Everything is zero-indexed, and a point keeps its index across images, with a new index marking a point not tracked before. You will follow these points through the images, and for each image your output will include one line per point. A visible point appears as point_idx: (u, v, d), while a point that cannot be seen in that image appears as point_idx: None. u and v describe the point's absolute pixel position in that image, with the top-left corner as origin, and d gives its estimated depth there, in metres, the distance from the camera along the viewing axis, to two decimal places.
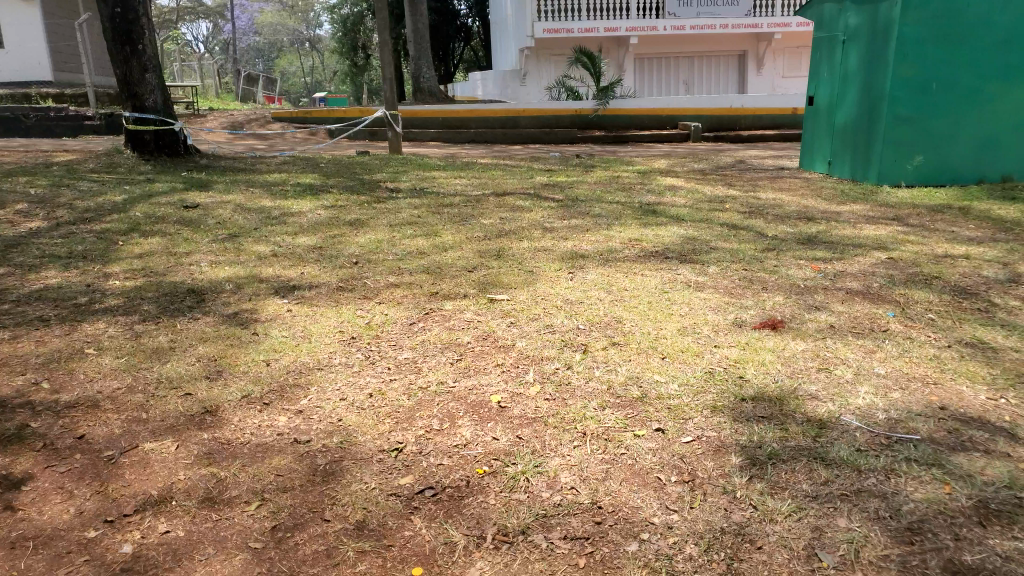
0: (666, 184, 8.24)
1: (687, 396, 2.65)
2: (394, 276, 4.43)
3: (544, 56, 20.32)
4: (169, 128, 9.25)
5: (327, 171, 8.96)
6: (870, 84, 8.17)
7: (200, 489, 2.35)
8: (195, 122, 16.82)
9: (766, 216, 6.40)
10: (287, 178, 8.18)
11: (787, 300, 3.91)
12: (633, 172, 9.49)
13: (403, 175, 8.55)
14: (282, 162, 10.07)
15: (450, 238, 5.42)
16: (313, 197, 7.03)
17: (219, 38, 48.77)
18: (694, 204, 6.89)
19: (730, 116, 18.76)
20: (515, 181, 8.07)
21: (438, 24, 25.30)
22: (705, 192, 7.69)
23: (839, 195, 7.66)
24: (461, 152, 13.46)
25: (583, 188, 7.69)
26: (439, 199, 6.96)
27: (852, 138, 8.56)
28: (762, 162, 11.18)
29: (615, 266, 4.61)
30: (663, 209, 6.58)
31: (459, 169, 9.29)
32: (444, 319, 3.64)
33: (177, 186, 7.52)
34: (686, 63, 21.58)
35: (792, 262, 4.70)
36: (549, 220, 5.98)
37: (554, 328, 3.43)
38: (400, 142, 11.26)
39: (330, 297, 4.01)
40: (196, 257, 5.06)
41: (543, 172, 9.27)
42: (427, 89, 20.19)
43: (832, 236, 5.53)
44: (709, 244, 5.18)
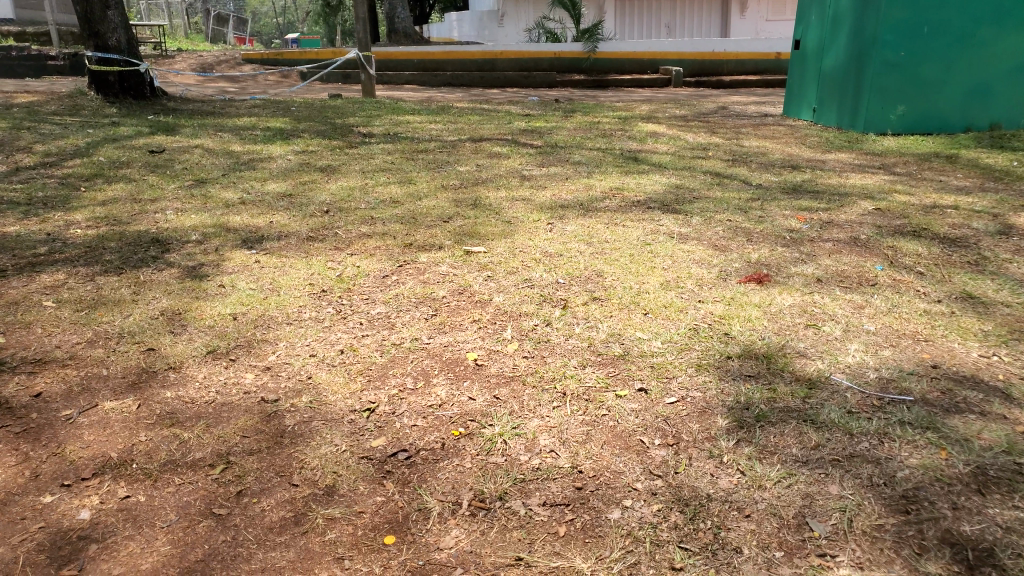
0: (649, 130, 8.01)
1: (671, 354, 2.55)
2: (367, 225, 4.24)
3: None
4: (135, 70, 8.76)
5: (299, 115, 8.61)
6: (859, 28, 7.95)
7: (162, 451, 2.09)
8: (162, 63, 16.17)
9: (750, 164, 6.27)
10: (257, 122, 7.84)
11: (773, 252, 3.79)
12: (614, 118, 9.25)
13: (377, 120, 8.25)
14: (252, 104, 9.67)
15: (426, 186, 5.22)
16: (283, 142, 6.73)
17: None
18: (677, 152, 6.71)
19: (713, 62, 18.44)
20: (493, 127, 7.83)
21: None
22: (689, 139, 7.49)
23: (825, 143, 7.49)
24: (438, 95, 13.08)
25: (563, 134, 7.48)
26: (414, 145, 6.72)
27: (839, 85, 8.40)
28: (745, 108, 10.98)
29: (596, 216, 4.46)
30: (645, 157, 6.42)
31: (435, 113, 8.98)
32: (419, 273, 3.48)
33: (141, 129, 7.15)
34: (669, 6, 21.09)
35: (778, 212, 4.57)
36: (528, 168, 5.80)
37: (533, 283, 3.29)
38: (375, 85, 10.88)
39: (299, 247, 3.82)
40: (159, 202, 4.72)
41: (522, 117, 9.00)
42: (403, 31, 19.51)
43: (818, 185, 5.41)
44: (693, 193, 5.02)
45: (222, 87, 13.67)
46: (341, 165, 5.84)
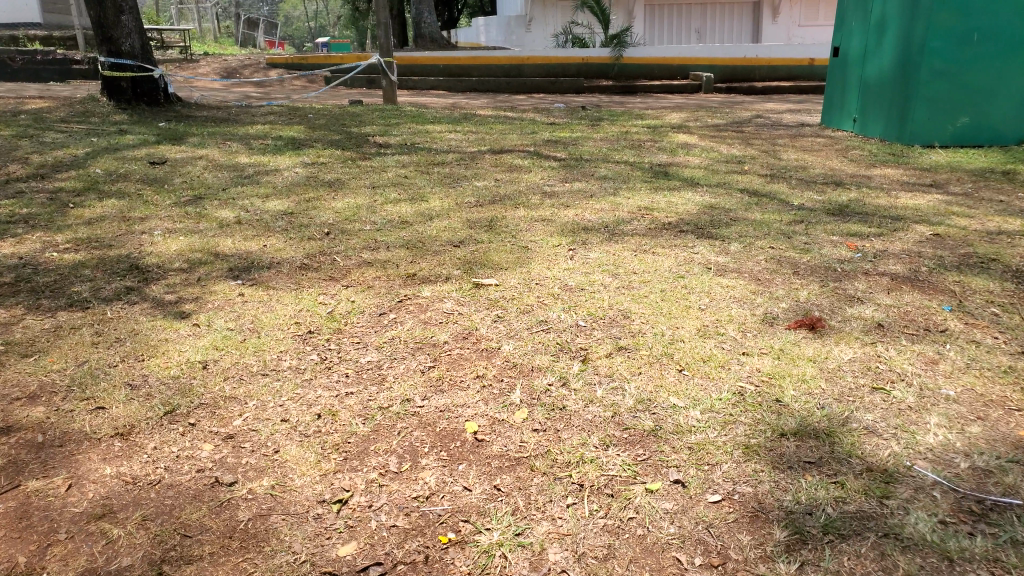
0: (680, 141, 7.54)
1: (713, 431, 2.11)
2: (369, 251, 3.83)
3: (550, 1, 19.18)
4: (147, 75, 8.46)
5: (315, 123, 8.27)
6: (903, 35, 7.42)
7: (81, 557, 1.70)
8: (186, 67, 16.00)
9: (791, 180, 5.78)
10: (269, 131, 7.51)
11: (824, 288, 3.29)
12: (644, 127, 8.77)
13: (395, 128, 7.87)
14: (269, 111, 9.35)
15: (438, 203, 4.83)
16: (293, 152, 6.37)
17: None
18: (711, 165, 6.24)
19: (745, 67, 17.88)
20: (515, 137, 7.42)
21: None
22: (723, 151, 7.02)
23: (871, 157, 6.96)
24: (462, 102, 12.72)
25: (589, 145, 7.06)
26: (430, 157, 6.34)
27: (881, 96, 7.86)
28: (781, 117, 10.43)
29: (621, 241, 4.01)
30: (676, 171, 5.96)
31: (454, 121, 8.60)
32: (419, 310, 3.05)
33: (148, 139, 6.83)
34: (699, 10, 20.51)
35: (824, 238, 4.09)
36: (550, 183, 5.37)
37: (548, 326, 2.84)
38: (395, 91, 10.51)
39: (290, 278, 3.43)
40: (149, 222, 4.34)
41: (547, 126, 8.57)
42: (428, 35, 19.18)
43: (868, 205, 4.92)
44: (730, 215, 4.56)
45: (244, 92, 13.42)
46: (351, 179, 5.47)
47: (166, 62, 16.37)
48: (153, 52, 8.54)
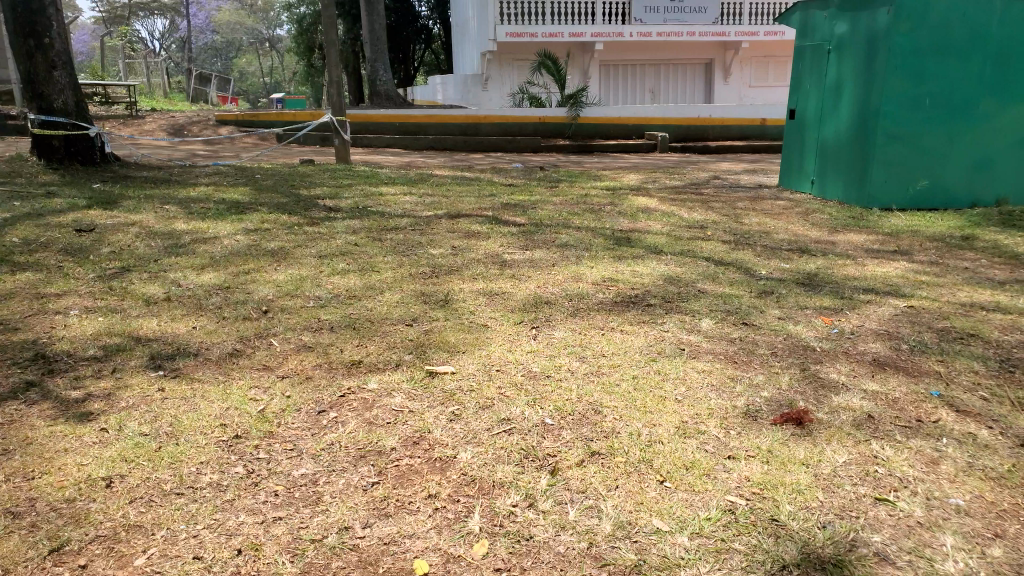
0: (639, 204, 7.42)
1: (705, 566, 1.81)
2: (311, 332, 3.48)
3: (506, 61, 19.55)
4: (82, 133, 8.06)
5: (262, 184, 7.93)
6: (859, 99, 7.53)
7: None
8: (132, 124, 15.55)
9: (755, 247, 5.64)
10: (212, 194, 7.13)
11: (803, 374, 3.06)
12: (602, 189, 8.65)
13: (346, 191, 7.57)
14: (216, 171, 8.99)
15: (389, 274, 4.51)
16: (235, 217, 6.01)
17: (175, 37, 47.34)
18: (673, 231, 6.08)
19: (697, 127, 18.23)
20: (472, 200, 7.19)
21: (399, 26, 24.36)
22: (683, 215, 6.91)
23: (831, 221, 6.93)
24: (417, 162, 12.54)
25: (547, 209, 6.87)
26: (382, 222, 6.05)
27: (838, 157, 7.94)
28: (737, 177, 10.47)
29: (585, 318, 3.73)
30: (637, 237, 5.77)
31: (409, 183, 8.35)
32: (364, 408, 2.70)
33: (78, 202, 6.39)
34: (652, 71, 21.05)
35: (796, 315, 3.90)
36: (509, 252, 5.12)
37: (510, 427, 2.49)
38: (348, 150, 10.23)
39: (220, 369, 3.06)
40: (64, 301, 3.93)
41: (505, 188, 8.39)
42: (384, 92, 19.09)
43: (835, 275, 4.79)
44: (697, 287, 4.35)
45: (191, 150, 13.02)
46: (296, 245, 5.14)
47: (110, 119, 15.88)
48: (87, 108, 8.22)
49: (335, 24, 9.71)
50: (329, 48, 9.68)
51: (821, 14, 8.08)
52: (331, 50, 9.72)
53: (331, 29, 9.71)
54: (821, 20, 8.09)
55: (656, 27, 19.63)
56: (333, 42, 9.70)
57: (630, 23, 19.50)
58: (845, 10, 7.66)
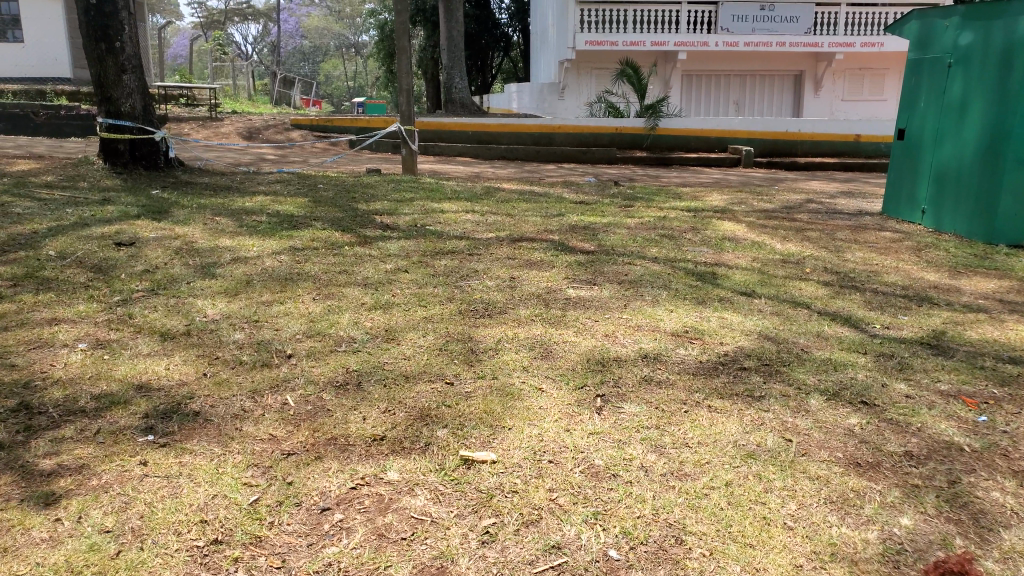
0: (726, 231, 6.65)
1: None
2: (334, 389, 2.92)
3: (585, 70, 18.91)
4: (148, 138, 7.81)
5: (321, 195, 7.54)
6: (985, 118, 6.65)
7: None
8: (210, 126, 15.60)
9: (866, 292, 4.84)
10: (267, 206, 6.75)
11: (947, 495, 2.37)
12: (685, 211, 7.88)
13: (407, 205, 7.07)
14: (279, 179, 8.68)
15: (437, 310, 3.94)
16: (285, 234, 5.59)
17: (265, 41, 48.62)
18: (765, 268, 5.33)
19: (786, 142, 17.23)
20: (539, 220, 6.59)
21: (478, 33, 24.14)
22: (776, 247, 6.12)
23: (951, 259, 6.04)
24: (488, 173, 12.03)
25: (621, 233, 6.22)
26: (438, 244, 5.52)
27: (954, 184, 7.03)
28: (833, 202, 9.52)
29: (668, 384, 3.06)
30: (723, 274, 5.04)
31: (473, 198, 7.81)
32: (378, 510, 2.13)
33: (129, 210, 6.10)
34: (738, 83, 20.00)
35: (928, 392, 3.14)
36: (575, 288, 4.48)
37: (561, 562, 1.95)
38: (416, 161, 9.73)
39: (216, 437, 2.51)
40: (76, 329, 3.45)
41: (577, 206, 7.74)
42: (459, 100, 18.79)
43: (967, 335, 3.98)
44: (798, 346, 3.63)
45: (261, 154, 12.85)
46: (343, 270, 4.64)
47: (189, 120, 16.00)
48: (156, 113, 7.97)
49: (408, 31, 9.26)
50: (400, 57, 9.28)
51: (941, 22, 7.18)
52: (403, 58, 9.31)
53: (403, 35, 9.27)
54: (941, 29, 7.17)
55: (744, 36, 18.61)
56: (405, 50, 9.29)
57: (715, 32, 18.54)
58: (970, 19, 6.81)
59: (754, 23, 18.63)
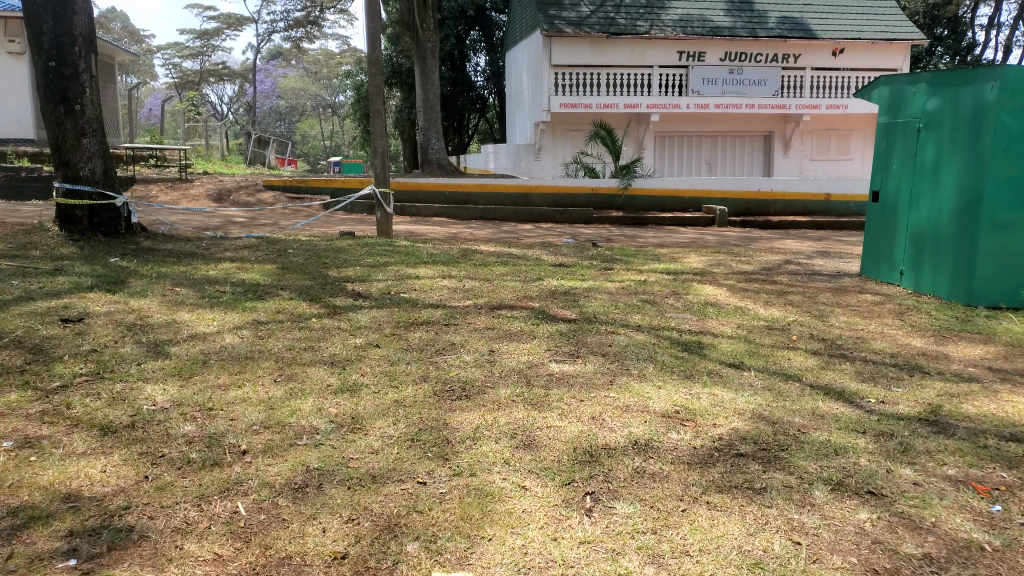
0: (707, 296, 6.49)
1: None
2: (290, 496, 2.61)
3: (559, 131, 19.09)
4: (109, 203, 7.54)
5: (290, 261, 7.28)
6: (956, 181, 6.65)
7: None
8: (179, 187, 15.36)
9: (858, 361, 4.65)
10: (232, 273, 6.47)
11: None
12: (663, 274, 7.75)
13: (380, 270, 6.83)
14: (246, 244, 8.41)
15: (410, 390, 3.61)
16: (250, 305, 5.31)
17: (241, 101, 48.88)
18: (751, 336, 5.15)
19: (759, 201, 17.43)
20: (517, 285, 6.38)
21: (453, 94, 24.39)
22: (760, 313, 5.97)
23: (934, 323, 5.93)
24: (464, 234, 11.87)
25: (602, 299, 6.03)
26: (410, 313, 5.25)
27: (930, 247, 6.98)
28: (811, 262, 9.46)
29: (665, 478, 2.79)
30: (709, 344, 4.83)
31: (449, 262, 7.58)
32: None
33: (83, 280, 5.79)
34: (709, 142, 20.30)
35: (938, 477, 2.89)
36: (557, 361, 4.22)
37: None
38: (390, 225, 9.42)
39: (148, 562, 2.25)
40: (2, 425, 3.13)
41: (556, 269, 7.56)
42: (435, 161, 18.85)
43: (971, 409, 3.77)
44: (795, 427, 3.39)
45: (230, 216, 12.61)
46: (307, 347, 4.33)
47: (159, 181, 15.76)
48: (117, 177, 7.73)
49: (383, 94, 9.15)
50: (374, 119, 9.15)
51: (909, 88, 7.24)
52: (377, 120, 9.18)
53: (378, 98, 9.16)
54: (909, 94, 7.23)
55: (714, 98, 19.06)
56: (379, 113, 9.17)
57: (687, 94, 18.91)
58: (936, 85, 6.88)
59: (724, 86, 19.21)
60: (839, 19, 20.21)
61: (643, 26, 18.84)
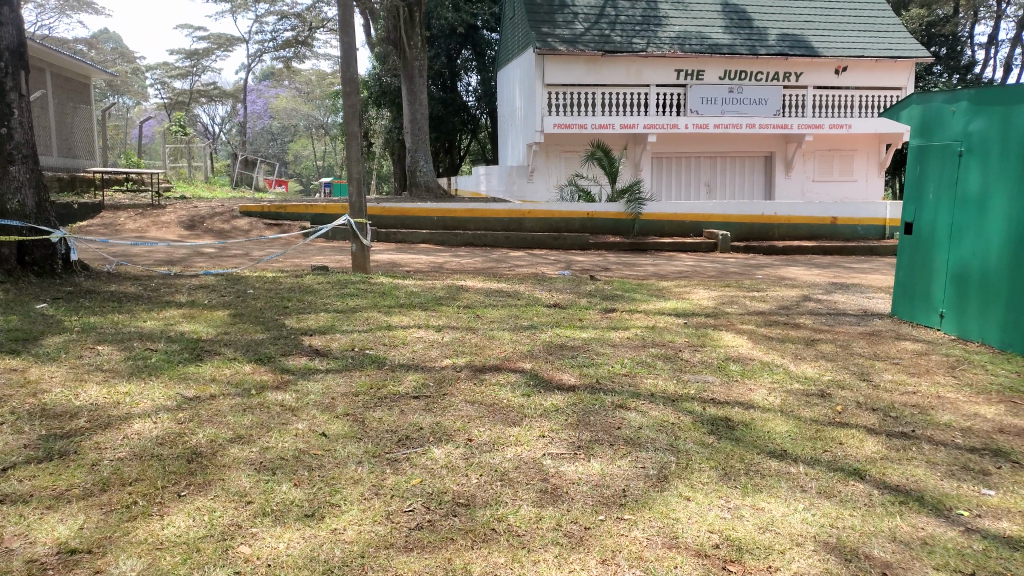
0: (730, 350, 5.62)
1: None
2: None
3: (553, 153, 18.35)
4: (43, 238, 6.61)
5: (247, 306, 6.36)
6: (1009, 212, 5.78)
7: None
8: (151, 214, 14.44)
9: (929, 445, 3.75)
10: (174, 325, 5.54)
11: None
12: (673, 318, 6.86)
13: (351, 316, 5.92)
14: (203, 280, 7.48)
15: (356, 515, 2.71)
16: (183, 372, 4.38)
17: (233, 121, 48.14)
18: (791, 407, 4.23)
19: (763, 225, 16.64)
20: (508, 336, 5.49)
21: (444, 115, 23.45)
22: (792, 372, 5.10)
23: (1000, 380, 5.05)
24: (451, 265, 11.00)
25: (606, 355, 5.14)
26: (376, 379, 4.33)
27: (978, 286, 6.09)
28: (833, 298, 8.60)
29: None
30: (744, 424, 3.92)
31: (428, 303, 6.67)
32: None
33: None
34: (708, 164, 19.55)
35: None
36: (553, 457, 3.28)
37: None
38: (366, 259, 8.48)
39: None
40: None
41: (552, 312, 6.68)
42: (423, 184, 17.96)
43: None
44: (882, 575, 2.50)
45: (200, 248, 11.70)
46: (224, 441, 3.36)
47: (129, 208, 14.84)
48: (52, 208, 6.82)
49: (358, 115, 8.29)
50: (348, 142, 8.26)
51: (947, 107, 6.43)
52: (352, 144, 8.30)
53: (353, 119, 8.29)
54: (946, 115, 6.42)
55: (714, 117, 18.31)
56: (354, 135, 8.28)
57: (686, 114, 18.16)
58: (980, 103, 6.06)
59: (724, 105, 18.49)
60: (842, 35, 19.53)
61: (640, 43, 18.07)
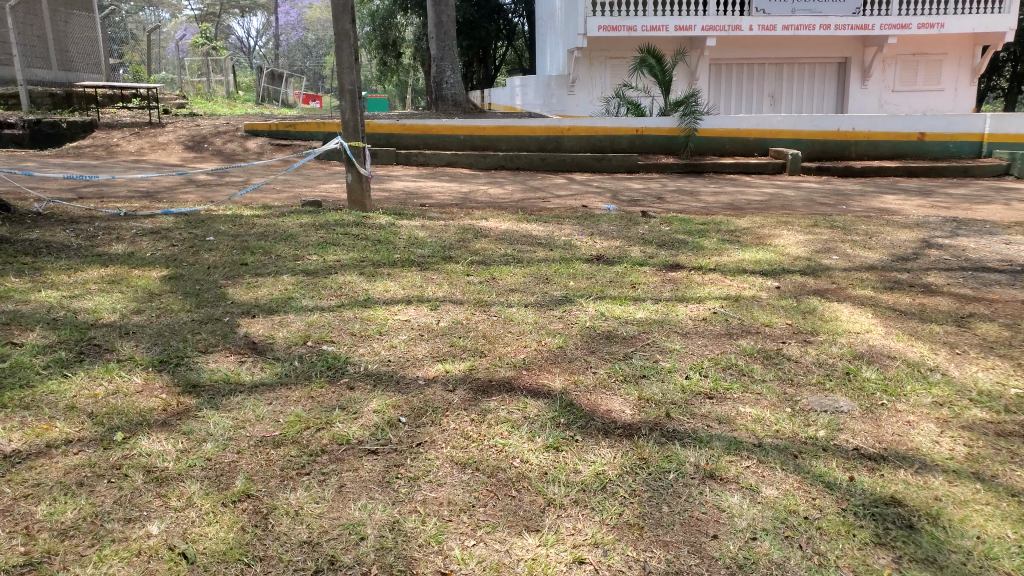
0: (860, 340, 3.92)
1: None
2: None
3: (596, 59, 16.19)
4: None
5: (196, 262, 4.82)
6: None
7: None
8: (150, 135, 12.94)
9: None
10: (79, 296, 3.99)
11: None
12: (760, 280, 5.11)
13: (324, 281, 4.35)
14: (158, 222, 5.97)
15: None
16: (38, 390, 2.82)
17: (268, 35, 46.02)
18: (994, 469, 2.63)
19: (838, 142, 14.38)
20: (532, 316, 3.88)
21: (478, 20, 21.18)
22: (960, 383, 3.39)
23: None
24: (479, 195, 9.31)
25: (676, 353, 3.49)
26: (314, 409, 2.76)
27: None
28: (961, 244, 6.69)
29: None
30: (919, 509, 2.34)
31: (433, 258, 5.07)
32: None
33: None
34: (773, 72, 17.13)
35: None
36: None
37: None
38: (366, 193, 6.85)
39: None
40: None
41: (598, 270, 5.03)
42: (450, 98, 16.11)
43: None
44: None
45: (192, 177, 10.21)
46: None
47: (126, 127, 13.32)
48: None
49: (349, 8, 6.48)
50: (338, 44, 6.51)
51: None
52: (342, 46, 6.54)
53: (342, 15, 6.49)
54: None
55: (782, 18, 15.63)
56: (345, 36, 6.52)
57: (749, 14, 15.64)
58: None
59: (795, 2, 15.62)
60: None
61: None
